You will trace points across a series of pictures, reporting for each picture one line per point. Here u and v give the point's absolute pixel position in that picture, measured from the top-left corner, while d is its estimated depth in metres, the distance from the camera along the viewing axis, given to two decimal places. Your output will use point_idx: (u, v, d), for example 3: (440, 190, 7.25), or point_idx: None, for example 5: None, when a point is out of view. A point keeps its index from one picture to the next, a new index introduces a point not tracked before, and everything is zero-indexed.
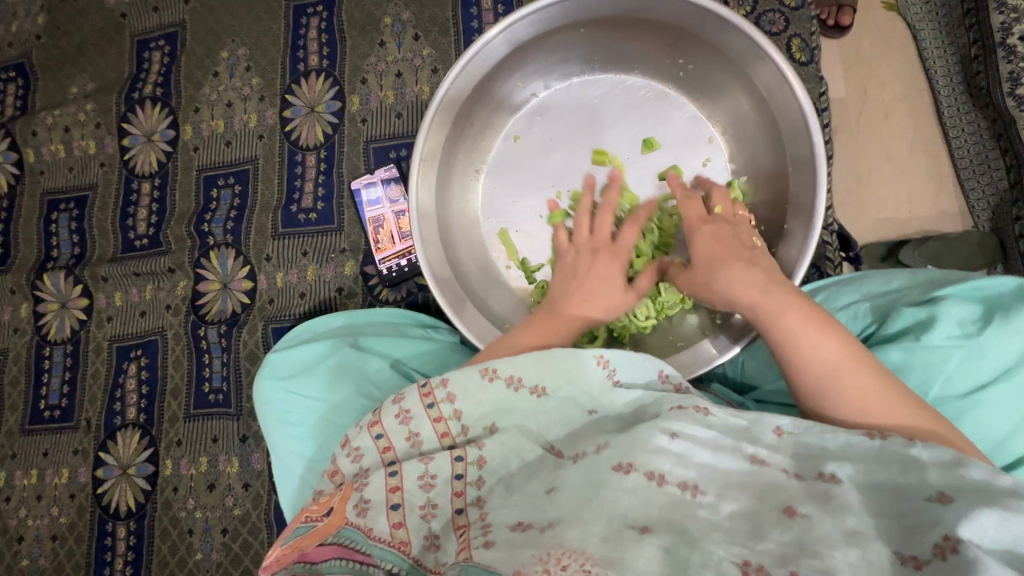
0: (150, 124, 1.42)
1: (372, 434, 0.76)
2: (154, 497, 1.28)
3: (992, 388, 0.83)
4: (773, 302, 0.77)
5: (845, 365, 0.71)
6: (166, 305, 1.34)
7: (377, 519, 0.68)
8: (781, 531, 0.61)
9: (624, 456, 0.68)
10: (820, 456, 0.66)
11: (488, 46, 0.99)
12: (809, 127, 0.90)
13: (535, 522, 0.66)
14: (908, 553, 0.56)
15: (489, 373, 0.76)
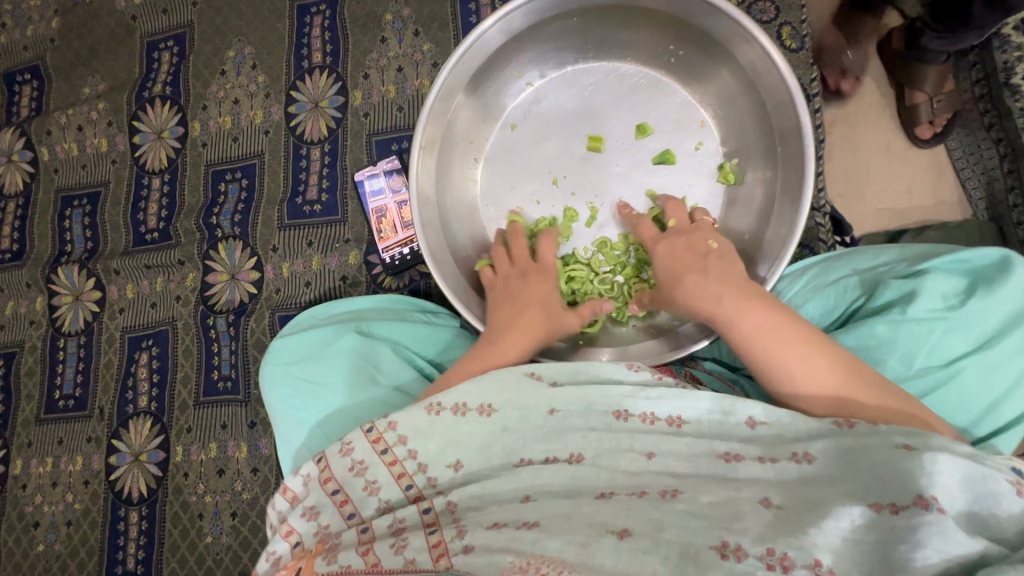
0: (161, 122, 1.05)
1: (327, 489, 0.58)
2: (165, 485, 0.93)
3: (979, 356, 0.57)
4: (701, 295, 0.61)
5: (781, 355, 0.56)
6: (175, 296, 0.99)
7: (351, 556, 0.52)
8: (756, 514, 0.48)
9: (466, 398, 0.59)
10: (790, 442, 0.53)
11: (483, 42, 0.72)
12: (796, 109, 0.64)
13: (509, 522, 0.52)
14: (884, 499, 0.46)
15: (434, 408, 0.58)
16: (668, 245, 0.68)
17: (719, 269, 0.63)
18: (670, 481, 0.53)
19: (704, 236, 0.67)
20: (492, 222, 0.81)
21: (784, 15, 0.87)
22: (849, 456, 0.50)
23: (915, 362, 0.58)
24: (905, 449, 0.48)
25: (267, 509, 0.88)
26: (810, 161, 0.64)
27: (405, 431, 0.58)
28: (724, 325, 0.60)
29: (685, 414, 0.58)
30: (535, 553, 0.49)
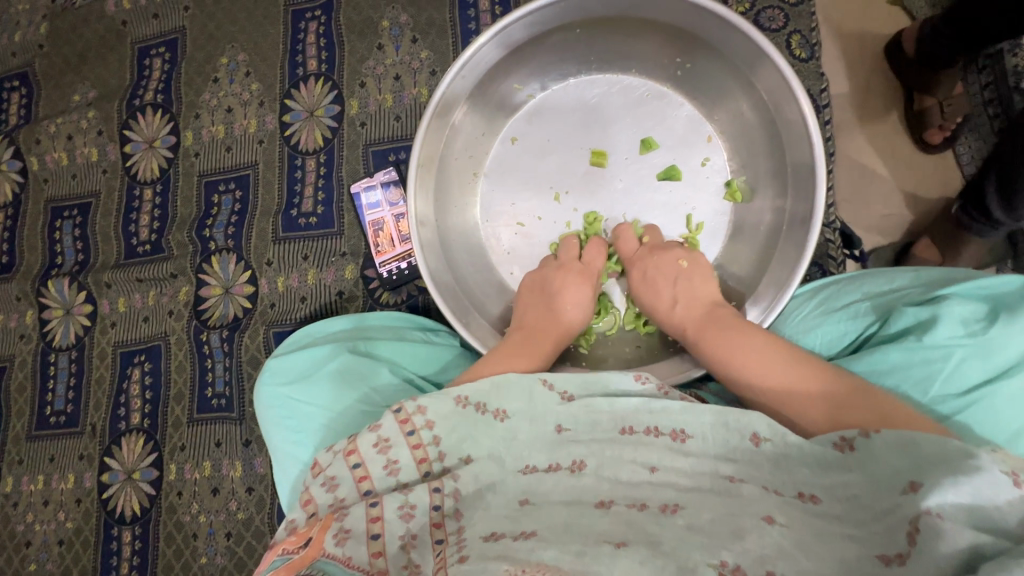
0: (151, 131, 1.02)
1: (349, 463, 0.55)
2: (158, 503, 0.91)
3: (1005, 383, 0.54)
4: (674, 325, 0.67)
5: (753, 370, 0.58)
6: (167, 310, 0.96)
7: (358, 547, 0.51)
8: (759, 532, 0.45)
9: (486, 398, 0.59)
10: (794, 464, 0.51)
11: (481, 55, 0.69)
12: (808, 128, 0.62)
13: (507, 532, 0.49)
14: (890, 551, 0.41)
15: (463, 401, 0.58)
16: (642, 267, 0.70)
17: (687, 294, 0.67)
18: (671, 495, 0.50)
19: (675, 256, 0.70)
20: (493, 240, 0.79)
21: (793, 22, 0.85)
22: (855, 498, 0.47)
23: (931, 389, 0.56)
24: (911, 490, 0.44)
25: (263, 530, 0.87)
26: (820, 180, 0.62)
27: (433, 417, 0.57)
28: (701, 351, 0.63)
29: (688, 428, 0.56)
30: (530, 561, 0.44)
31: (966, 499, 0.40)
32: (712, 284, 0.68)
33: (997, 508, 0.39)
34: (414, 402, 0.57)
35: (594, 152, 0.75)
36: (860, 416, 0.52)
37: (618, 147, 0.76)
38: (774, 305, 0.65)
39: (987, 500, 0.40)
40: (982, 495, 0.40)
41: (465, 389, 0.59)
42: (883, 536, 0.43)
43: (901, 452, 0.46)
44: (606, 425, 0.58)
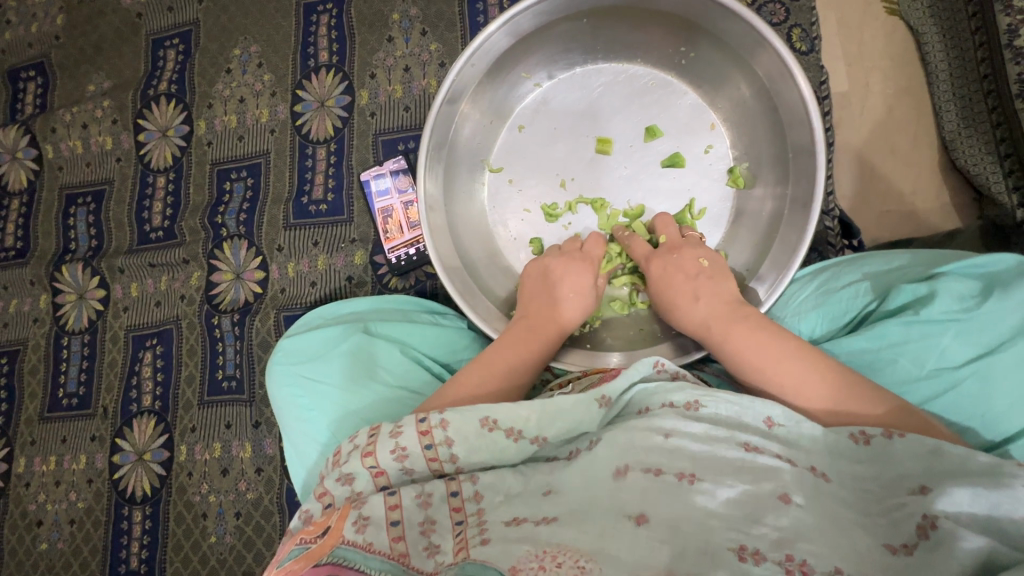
0: (165, 120, 1.05)
1: (365, 463, 0.54)
2: (169, 484, 0.92)
3: (1005, 354, 0.56)
4: (716, 313, 0.63)
5: (782, 370, 0.57)
6: (179, 294, 0.98)
7: (379, 534, 0.50)
8: (776, 513, 0.46)
9: (524, 424, 0.56)
10: (807, 450, 0.52)
11: (491, 44, 0.72)
12: (809, 112, 0.64)
13: (529, 517, 0.51)
14: (896, 541, 0.44)
15: (489, 424, 0.56)
16: (661, 266, 0.68)
17: (710, 290, 0.64)
18: (687, 463, 0.51)
19: (694, 254, 0.68)
20: (500, 225, 0.81)
21: (794, 17, 0.87)
22: (863, 488, 0.49)
23: (927, 362, 0.58)
24: (921, 493, 0.47)
25: (271, 509, 0.88)
26: (820, 163, 0.64)
27: (453, 434, 0.55)
28: (732, 342, 0.61)
29: (703, 399, 0.56)
30: (551, 543, 0.47)
31: (983, 509, 0.43)
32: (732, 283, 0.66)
33: (1009, 521, 0.43)
34: (439, 414, 0.55)
35: (601, 140, 0.77)
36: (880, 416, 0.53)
37: (623, 135, 0.78)
38: (776, 286, 0.67)
39: (1004, 514, 0.43)
40: (1000, 509, 0.43)
41: (496, 411, 0.57)
42: (886, 527, 0.46)
43: (918, 459, 0.49)
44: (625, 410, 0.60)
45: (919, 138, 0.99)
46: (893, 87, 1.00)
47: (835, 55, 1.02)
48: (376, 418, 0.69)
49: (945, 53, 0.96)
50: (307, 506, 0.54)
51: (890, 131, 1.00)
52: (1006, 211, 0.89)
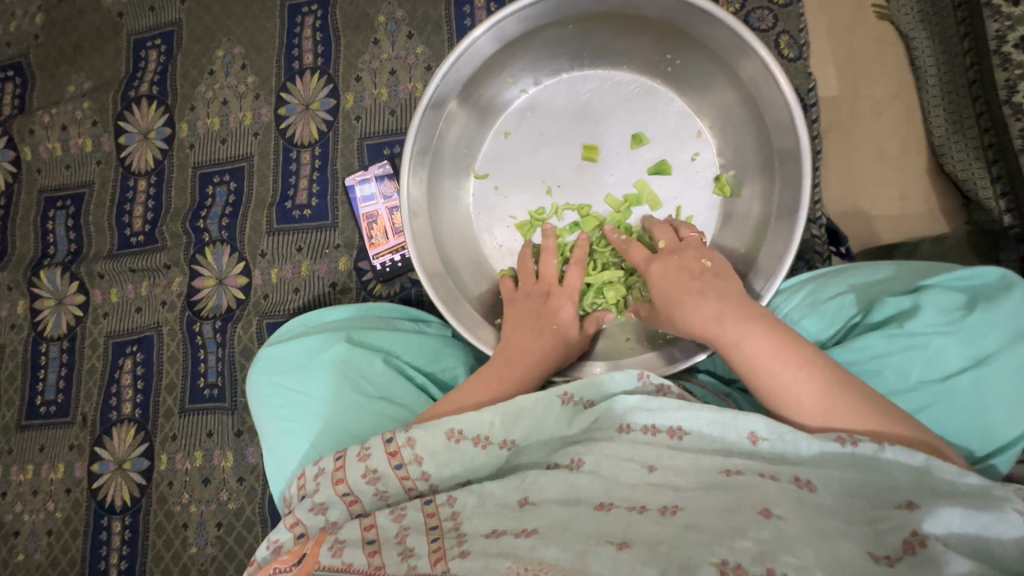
0: (146, 122, 1.03)
1: (337, 490, 0.55)
2: (149, 494, 0.91)
3: (990, 366, 0.55)
4: (700, 317, 0.58)
5: (773, 375, 0.54)
6: (160, 300, 0.97)
7: (356, 553, 0.49)
8: (757, 526, 0.46)
9: (489, 429, 0.56)
10: (791, 464, 0.51)
11: (476, 48, 0.70)
12: (794, 122, 0.63)
13: (508, 529, 0.50)
14: (879, 550, 0.44)
15: (455, 434, 0.56)
16: (662, 265, 0.63)
17: (716, 289, 0.59)
18: (670, 497, 0.50)
19: (695, 254, 0.63)
20: (486, 232, 0.80)
21: (782, 23, 0.86)
22: (851, 497, 0.48)
23: (912, 374, 0.57)
24: (907, 508, 0.46)
25: (252, 519, 0.87)
26: (806, 171, 0.63)
27: (422, 451, 0.55)
28: (724, 347, 0.57)
29: (686, 425, 0.55)
30: (531, 559, 0.46)
31: (973, 531, 0.44)
32: (739, 284, 0.61)
33: (996, 540, 0.44)
34: (405, 433, 0.55)
35: (586, 147, 0.77)
36: (870, 427, 0.51)
37: (609, 142, 0.77)
38: (769, 285, 0.65)
39: (993, 535, 0.43)
40: (989, 531, 0.44)
41: (460, 422, 0.56)
42: (870, 536, 0.45)
43: (907, 471, 0.48)
44: (603, 421, 0.59)
45: (906, 144, 0.99)
46: (881, 93, 1.00)
47: (824, 61, 1.02)
48: (358, 433, 0.68)
49: (933, 58, 0.95)
50: (279, 538, 0.55)
51: (878, 137, 1.00)
52: (994, 216, 0.89)
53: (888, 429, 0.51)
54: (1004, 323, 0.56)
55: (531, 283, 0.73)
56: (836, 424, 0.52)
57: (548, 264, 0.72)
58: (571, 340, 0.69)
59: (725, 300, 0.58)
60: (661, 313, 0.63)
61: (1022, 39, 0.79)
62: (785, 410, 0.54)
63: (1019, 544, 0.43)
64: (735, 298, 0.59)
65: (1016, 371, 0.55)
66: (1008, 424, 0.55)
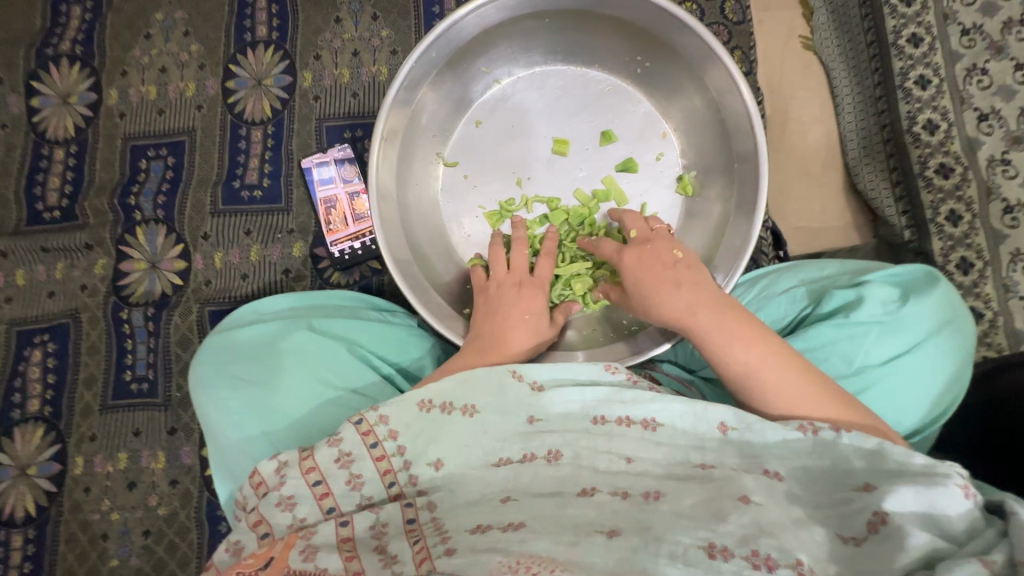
0: (65, 84, 0.92)
1: (307, 480, 0.52)
2: (59, 502, 0.80)
3: (916, 354, 0.62)
4: (678, 307, 0.60)
5: (746, 362, 0.57)
6: (79, 285, 0.86)
7: (332, 557, 0.48)
8: (738, 511, 0.47)
9: (451, 395, 0.56)
10: (759, 451, 0.53)
11: (454, 32, 0.70)
12: (753, 128, 0.68)
13: (494, 523, 0.49)
14: (846, 532, 0.47)
15: (425, 404, 0.55)
16: (635, 255, 0.64)
17: (690, 279, 0.62)
18: (653, 482, 0.52)
19: (668, 245, 0.65)
20: (453, 221, 0.79)
21: (735, 40, 0.93)
22: (813, 482, 0.51)
23: (855, 360, 0.62)
24: (866, 489, 0.49)
25: (187, 525, 0.79)
26: (763, 176, 0.68)
27: (396, 426, 0.54)
28: (699, 337, 0.60)
29: (659, 416, 0.56)
30: (523, 553, 0.46)
31: (925, 507, 0.46)
32: (709, 275, 0.63)
33: (944, 514, 0.46)
34: (375, 412, 0.54)
35: (557, 140, 0.78)
36: (829, 412, 0.55)
37: (579, 138, 0.78)
38: (731, 275, 0.69)
39: (941, 510, 0.46)
40: (938, 506, 0.46)
41: (428, 391, 0.56)
42: (835, 518, 0.48)
43: (863, 456, 0.51)
44: (576, 414, 0.57)
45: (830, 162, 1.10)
46: (814, 113, 1.09)
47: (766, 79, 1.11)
48: (326, 427, 0.64)
49: (848, 85, 1.06)
50: (239, 538, 0.51)
51: (812, 152, 1.09)
52: (895, 232, 1.00)
53: (845, 413, 0.55)
54: (930, 315, 0.63)
55: (501, 276, 0.72)
56: (798, 409, 0.55)
57: (518, 255, 0.72)
58: (544, 330, 0.69)
59: (702, 292, 0.61)
60: (637, 305, 0.65)
61: (920, 78, 0.93)
62: (752, 396, 0.58)
63: (964, 519, 0.46)
64: (710, 290, 0.61)
65: (937, 359, 0.62)
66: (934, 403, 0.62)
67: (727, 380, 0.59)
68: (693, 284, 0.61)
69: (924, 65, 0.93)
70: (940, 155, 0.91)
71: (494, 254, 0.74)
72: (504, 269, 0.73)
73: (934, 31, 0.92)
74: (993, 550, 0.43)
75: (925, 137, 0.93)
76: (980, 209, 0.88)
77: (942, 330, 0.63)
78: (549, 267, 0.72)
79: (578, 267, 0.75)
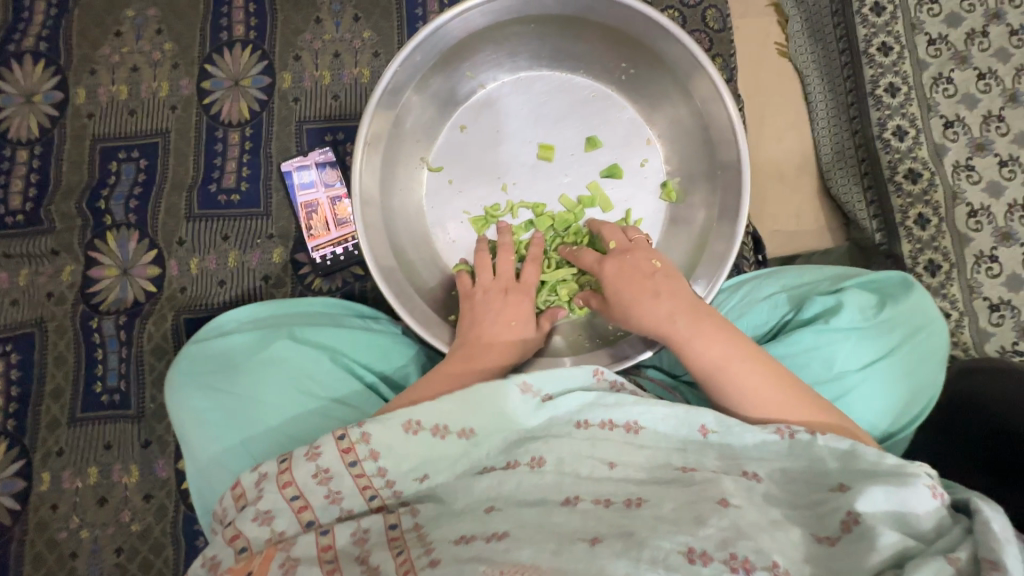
0: (29, 82, 0.88)
1: (285, 494, 0.51)
2: (24, 521, 0.77)
3: (891, 359, 0.64)
4: (658, 315, 0.61)
5: (724, 369, 0.58)
6: (45, 292, 0.83)
7: (312, 570, 0.47)
8: (717, 515, 0.47)
9: (446, 419, 0.54)
10: (738, 455, 0.54)
11: (438, 37, 0.69)
12: (737, 137, 0.69)
13: (478, 533, 0.48)
14: (821, 532, 0.47)
15: (412, 425, 0.53)
16: (616, 265, 0.65)
17: (670, 287, 0.62)
18: (634, 489, 0.52)
19: (647, 255, 0.66)
20: (438, 226, 0.78)
21: (716, 47, 0.94)
22: (792, 482, 0.52)
23: (835, 364, 0.63)
24: (840, 490, 0.50)
25: (162, 541, 0.77)
26: (744, 184, 0.69)
27: (379, 445, 0.52)
28: (679, 345, 0.60)
29: (642, 420, 0.56)
30: (506, 562, 0.45)
31: (895, 506, 0.47)
32: (687, 283, 0.64)
33: (913, 513, 0.47)
34: (359, 429, 0.52)
35: (542, 146, 0.78)
36: (804, 416, 0.56)
37: (564, 143, 0.78)
38: (713, 282, 0.70)
39: (910, 509, 0.47)
40: (907, 504, 0.47)
41: (414, 412, 0.54)
42: (813, 518, 0.49)
43: (837, 457, 0.52)
44: (561, 419, 0.58)
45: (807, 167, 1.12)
46: (792, 119, 1.12)
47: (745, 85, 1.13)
48: (307, 437, 0.62)
49: (823, 91, 1.08)
50: (216, 553, 0.50)
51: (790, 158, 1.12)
52: (867, 235, 1.02)
53: (820, 417, 0.56)
54: (904, 322, 0.65)
55: (485, 284, 0.72)
56: (774, 413, 0.57)
57: (504, 262, 0.72)
58: (530, 338, 0.69)
59: (681, 299, 0.61)
60: (617, 312, 0.65)
61: (889, 86, 0.96)
62: (730, 402, 0.59)
63: (931, 516, 0.47)
64: (689, 298, 0.62)
65: (911, 363, 0.64)
66: (905, 407, 0.64)
67: (706, 386, 0.60)
68: (672, 292, 0.62)
69: (894, 73, 0.96)
70: (910, 160, 0.94)
71: (479, 260, 0.74)
72: (489, 274, 0.72)
73: (902, 41, 0.96)
74: (958, 549, 0.44)
75: (895, 143, 0.95)
76: (946, 213, 0.91)
77: (917, 335, 0.65)
78: (533, 273, 0.72)
79: (562, 274, 0.75)
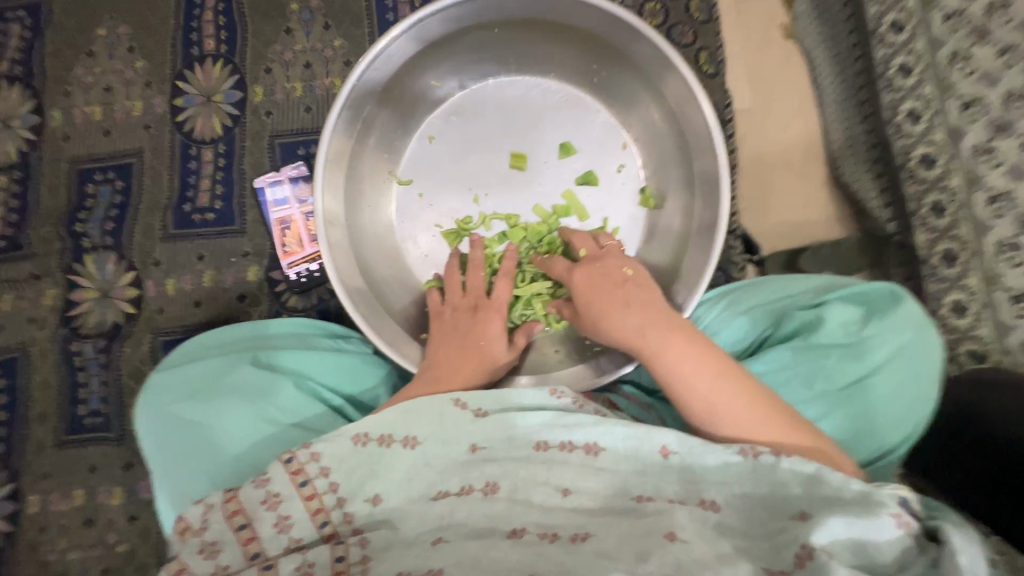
0: (6, 106, 0.88)
1: (233, 523, 0.51)
2: (15, 542, 0.78)
3: (877, 377, 0.60)
4: (627, 328, 0.58)
5: (694, 385, 0.55)
6: (28, 317, 0.83)
7: None
8: (661, 550, 0.45)
9: (392, 427, 0.54)
10: (699, 479, 0.51)
11: (394, 50, 0.67)
12: (713, 140, 0.65)
13: (414, 571, 0.46)
14: (774, 565, 0.44)
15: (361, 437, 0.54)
16: (585, 274, 0.62)
17: (641, 298, 0.59)
18: (582, 523, 0.49)
19: (618, 262, 0.62)
20: (408, 241, 0.76)
21: (702, 40, 0.89)
22: (750, 509, 0.49)
23: (815, 385, 0.61)
24: (801, 518, 0.47)
25: (147, 562, 0.78)
26: (723, 189, 0.65)
27: (329, 462, 0.52)
28: (649, 358, 0.57)
29: (601, 441, 0.54)
30: None
31: (854, 536, 0.45)
32: (660, 293, 0.61)
33: (872, 544, 0.45)
34: (307, 449, 0.52)
35: (513, 155, 0.75)
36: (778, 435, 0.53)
37: (536, 150, 0.75)
38: (693, 295, 0.66)
39: (869, 539, 0.45)
40: (867, 535, 0.45)
41: (364, 424, 0.54)
42: (768, 551, 0.45)
43: (802, 482, 0.48)
44: (519, 441, 0.55)
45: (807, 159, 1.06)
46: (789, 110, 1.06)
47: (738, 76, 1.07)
48: (264, 464, 0.62)
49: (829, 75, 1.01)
50: None
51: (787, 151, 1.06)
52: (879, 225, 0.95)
53: (795, 437, 0.53)
54: (892, 337, 0.61)
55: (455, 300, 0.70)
56: (746, 432, 0.53)
57: (473, 277, 0.70)
58: (501, 355, 0.67)
59: (653, 310, 0.58)
60: (587, 324, 0.62)
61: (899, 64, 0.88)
62: (700, 420, 0.55)
63: (891, 547, 0.45)
64: (661, 308, 0.59)
65: (899, 380, 0.60)
66: (893, 426, 0.60)
67: (677, 403, 0.56)
68: (644, 302, 0.59)
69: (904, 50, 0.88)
70: None
71: (448, 275, 0.72)
72: (459, 291, 0.70)
73: None
74: None
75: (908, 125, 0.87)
76: None
77: (905, 351, 0.61)
78: (506, 289, 0.69)
79: (539, 288, 0.72)
